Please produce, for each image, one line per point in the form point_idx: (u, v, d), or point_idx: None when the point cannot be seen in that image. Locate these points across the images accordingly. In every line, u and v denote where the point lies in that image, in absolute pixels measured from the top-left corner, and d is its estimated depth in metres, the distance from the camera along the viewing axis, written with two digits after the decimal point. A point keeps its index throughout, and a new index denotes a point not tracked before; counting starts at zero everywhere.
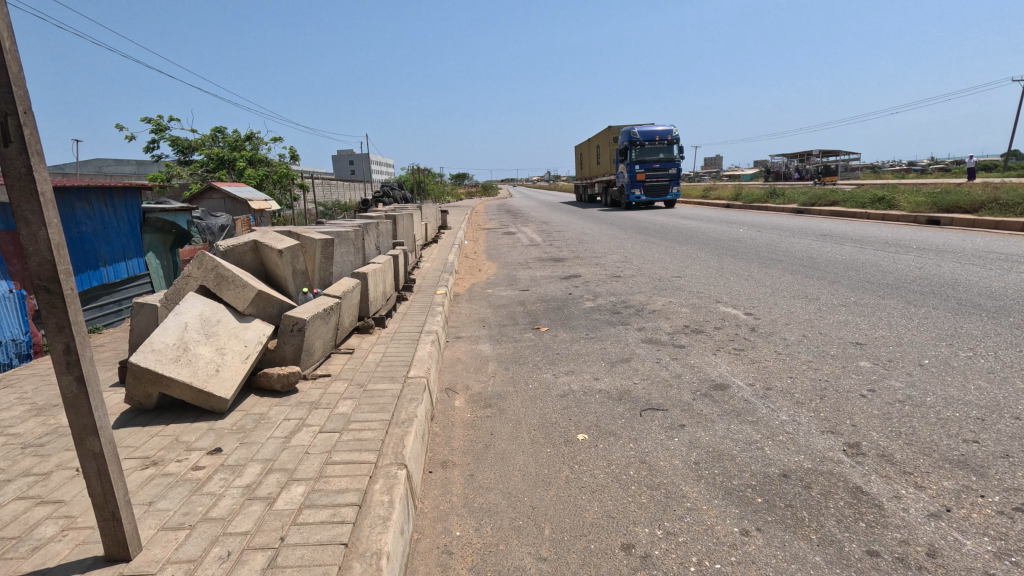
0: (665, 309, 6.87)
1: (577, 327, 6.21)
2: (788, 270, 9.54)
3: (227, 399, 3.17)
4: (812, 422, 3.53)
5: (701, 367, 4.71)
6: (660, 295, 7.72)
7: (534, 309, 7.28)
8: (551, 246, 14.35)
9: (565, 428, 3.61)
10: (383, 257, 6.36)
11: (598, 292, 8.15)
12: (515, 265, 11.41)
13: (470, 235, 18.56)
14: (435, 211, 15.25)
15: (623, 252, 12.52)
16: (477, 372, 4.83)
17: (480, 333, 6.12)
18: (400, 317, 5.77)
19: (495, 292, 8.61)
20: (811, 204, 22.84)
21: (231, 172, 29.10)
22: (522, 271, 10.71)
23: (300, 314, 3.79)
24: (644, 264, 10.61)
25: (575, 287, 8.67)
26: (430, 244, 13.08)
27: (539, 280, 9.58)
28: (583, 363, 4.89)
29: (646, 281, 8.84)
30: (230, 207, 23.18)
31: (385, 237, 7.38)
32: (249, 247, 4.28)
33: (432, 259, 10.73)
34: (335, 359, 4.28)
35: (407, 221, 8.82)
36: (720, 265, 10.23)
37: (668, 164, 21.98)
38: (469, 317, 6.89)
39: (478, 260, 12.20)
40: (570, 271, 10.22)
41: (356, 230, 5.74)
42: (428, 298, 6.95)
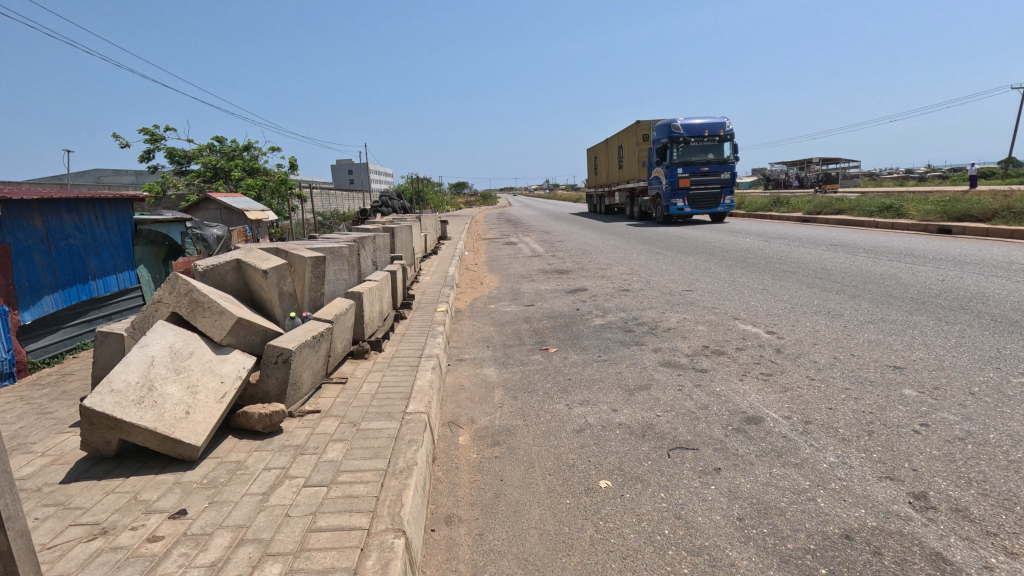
0: (681, 327, 6.46)
1: (588, 347, 5.80)
2: (803, 282, 9.14)
3: (197, 446, 2.75)
4: (866, 465, 3.11)
5: (728, 396, 4.30)
6: (673, 311, 7.32)
7: (540, 326, 6.87)
8: (554, 258, 13.94)
9: (584, 474, 3.19)
10: (381, 273, 5.94)
11: (607, 308, 7.74)
12: (519, 278, 11.01)
13: (470, 245, 18.19)
14: (435, 222, 14.89)
15: (629, 263, 12.12)
16: (482, 402, 4.41)
17: (484, 355, 5.71)
18: (399, 340, 5.35)
19: (499, 307, 8.19)
20: (817, 212, 22.48)
21: (228, 183, 28.80)
22: (526, 284, 10.31)
23: (285, 344, 3.38)
24: (652, 277, 10.20)
25: (583, 302, 8.26)
26: (431, 256, 12.69)
27: (544, 294, 9.18)
28: (598, 391, 4.48)
29: (656, 295, 8.45)
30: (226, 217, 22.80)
31: (383, 251, 6.97)
32: (230, 267, 3.87)
33: (433, 272, 10.33)
34: (326, 391, 3.86)
35: (406, 233, 8.42)
36: (732, 278, 9.83)
37: (718, 167, 19.44)
38: (472, 337, 6.48)
39: (480, 272, 11.81)
40: (576, 285, 9.83)
41: (351, 245, 5.33)
42: (428, 316, 6.53)
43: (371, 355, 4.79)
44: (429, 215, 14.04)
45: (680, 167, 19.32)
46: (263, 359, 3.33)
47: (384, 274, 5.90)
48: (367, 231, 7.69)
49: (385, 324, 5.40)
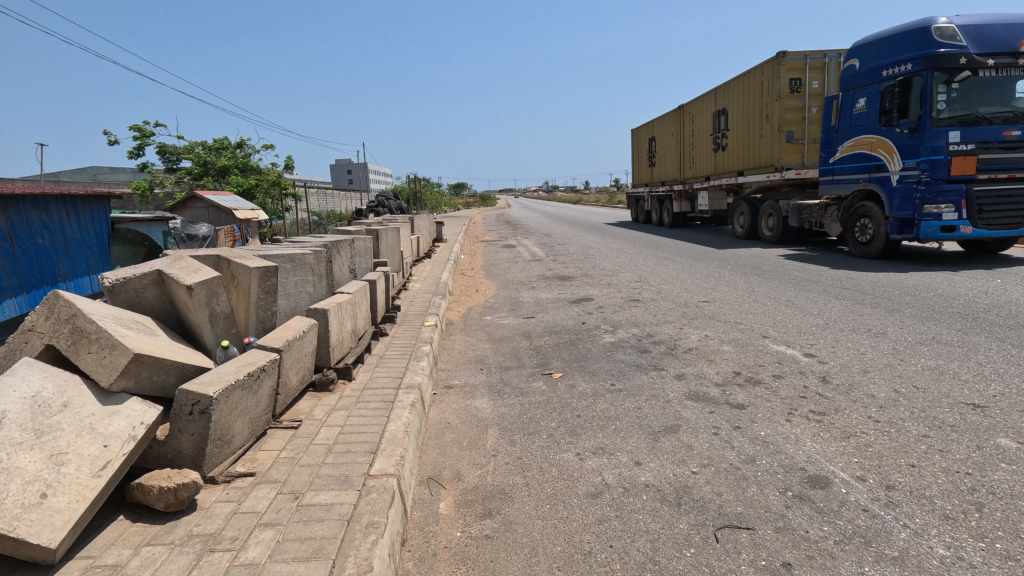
0: (704, 348, 5.61)
1: (599, 373, 4.95)
2: (830, 293, 8.33)
3: (49, 551, 1.88)
4: (992, 563, 2.28)
5: (778, 444, 3.45)
6: (692, 328, 6.48)
7: (542, 344, 6.01)
8: (556, 263, 13.06)
9: (605, 571, 2.35)
10: (357, 284, 5.08)
11: (617, 322, 6.89)
12: (518, 284, 10.18)
13: (467, 248, 17.33)
14: (430, 223, 14.09)
15: (637, 270, 11.27)
16: (471, 448, 3.56)
17: (476, 381, 4.84)
18: (376, 365, 4.48)
19: (495, 320, 7.33)
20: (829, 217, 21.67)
21: (220, 180, 28.03)
22: (525, 291, 9.50)
23: (205, 387, 2.51)
24: (663, 286, 9.35)
25: (589, 314, 7.44)
26: (423, 260, 11.88)
27: (546, 304, 8.35)
28: (616, 437, 3.63)
29: (670, 307, 7.60)
30: (214, 216, 21.93)
31: (363, 257, 6.09)
32: (150, 280, 3.03)
33: (424, 278, 9.46)
34: (270, 443, 2.99)
35: (392, 236, 7.53)
36: (750, 288, 9.02)
37: None
38: (464, 357, 5.62)
39: (476, 278, 10.99)
40: (581, 293, 9.01)
41: (318, 251, 4.46)
42: (413, 333, 5.65)
43: (338, 386, 3.93)
44: (423, 216, 13.17)
45: (956, 127, 9.03)
46: (174, 408, 2.47)
47: (361, 285, 5.02)
48: (348, 233, 6.81)
49: (359, 346, 4.54)
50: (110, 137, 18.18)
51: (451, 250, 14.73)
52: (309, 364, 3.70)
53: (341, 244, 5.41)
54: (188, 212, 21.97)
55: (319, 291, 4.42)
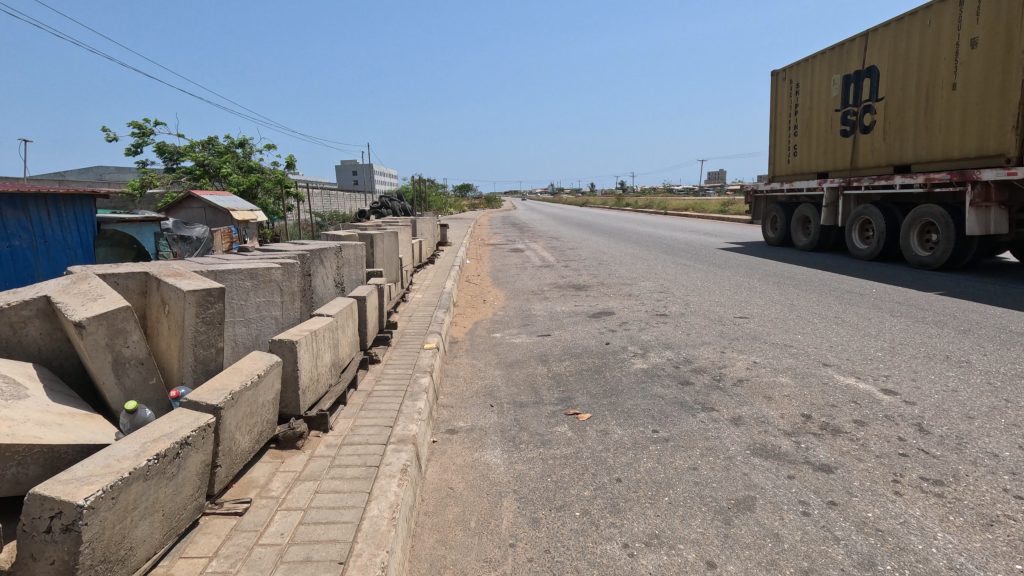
0: (757, 380, 4.72)
1: (637, 414, 4.05)
2: (880, 308, 7.44)
3: None
4: None
5: (898, 535, 2.54)
6: (736, 351, 5.58)
7: (563, 372, 5.11)
8: (568, 269, 12.18)
9: None
10: (342, 302, 4.19)
11: (646, 343, 5.99)
12: (529, 294, 9.33)
13: (472, 252, 16.50)
14: (434, 227, 13.27)
15: (658, 278, 10.41)
16: (480, 533, 2.67)
17: (486, 424, 3.95)
18: (361, 408, 3.59)
19: (506, 338, 6.44)
20: None
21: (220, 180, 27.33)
22: (538, 302, 8.64)
23: (74, 489, 1.65)
24: (691, 298, 8.44)
25: (612, 331, 6.57)
26: (426, 266, 11.06)
27: (562, 318, 7.48)
28: (673, 519, 2.74)
29: (705, 326, 6.70)
30: (211, 217, 21.18)
31: (353, 267, 5.20)
32: (31, 313, 2.63)
33: (426, 287, 8.58)
34: (198, 543, 2.13)
35: (388, 241, 6.65)
36: (788, 301, 8.12)
37: None
38: (470, 388, 4.73)
39: (483, 286, 10.15)
40: (600, 305, 8.14)
41: (292, 263, 3.57)
42: (411, 358, 4.76)
43: (309, 442, 3.05)
44: (426, 219, 12.31)
45: None
46: (26, 523, 1.62)
47: (347, 303, 4.13)
48: (338, 239, 5.93)
49: (343, 381, 3.65)
50: (109, 134, 17.43)
51: (456, 254, 13.87)
52: (269, 416, 2.82)
53: (324, 253, 4.53)
54: (184, 212, 21.23)
55: (291, 315, 3.54)
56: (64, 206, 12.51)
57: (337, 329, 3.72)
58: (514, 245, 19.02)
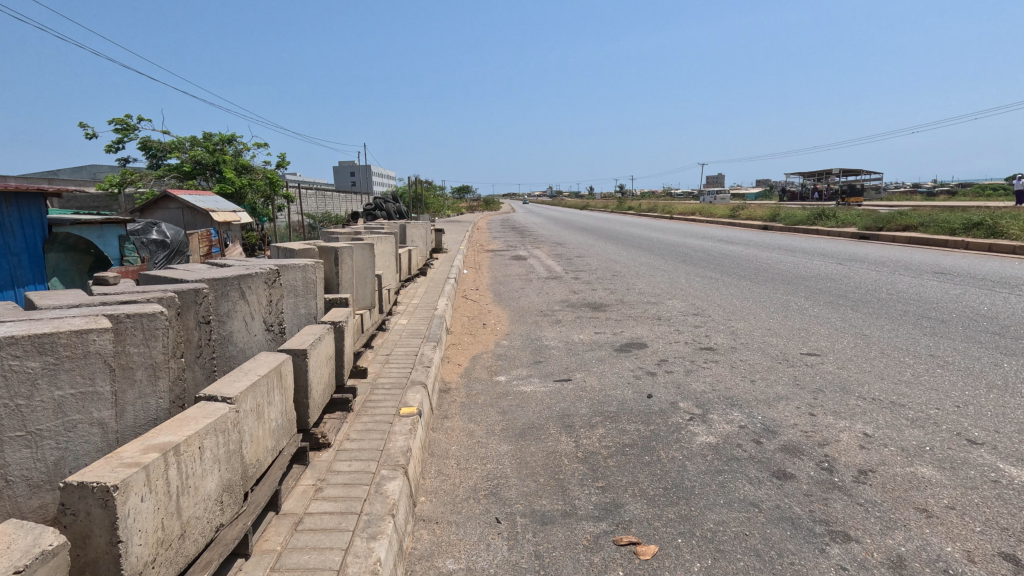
0: (887, 471, 3.21)
1: (728, 547, 2.56)
2: (984, 342, 5.91)
3: None
4: None
5: None
6: (830, 413, 4.09)
7: (597, 449, 3.61)
8: (580, 283, 10.66)
9: None
10: (264, 363, 2.66)
11: (702, 396, 4.49)
12: (537, 315, 7.85)
13: (470, 260, 14.96)
14: (428, 232, 11.82)
15: (687, 297, 8.90)
16: None
17: (489, 569, 2.44)
18: (273, 567, 2.06)
19: (513, 385, 4.93)
20: (877, 228, 19.41)
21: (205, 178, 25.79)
22: (548, 326, 7.15)
23: None
24: (735, 326, 6.95)
25: (649, 376, 5.06)
26: (416, 279, 9.59)
27: (580, 351, 6.00)
28: None
29: (770, 368, 5.22)
30: (189, 219, 19.64)
31: (298, 298, 3.69)
32: None
33: (413, 309, 7.07)
34: None
35: (361, 257, 5.13)
36: (858, 330, 6.60)
37: None
38: (466, 482, 3.21)
39: (481, 304, 8.67)
40: (625, 334, 6.63)
41: (141, 317, 2.12)
42: (378, 437, 3.23)
43: None
44: (418, 224, 10.78)
45: None
46: None
47: (274, 367, 2.63)
48: (289, 255, 4.43)
49: (246, 515, 2.13)
50: (87, 130, 16.08)
51: (452, 264, 12.37)
52: None
53: (246, 283, 3.02)
54: (160, 213, 19.68)
55: (140, 406, 2.18)
56: (6, 207, 11.02)
57: (238, 422, 2.21)
58: (516, 251, 17.56)
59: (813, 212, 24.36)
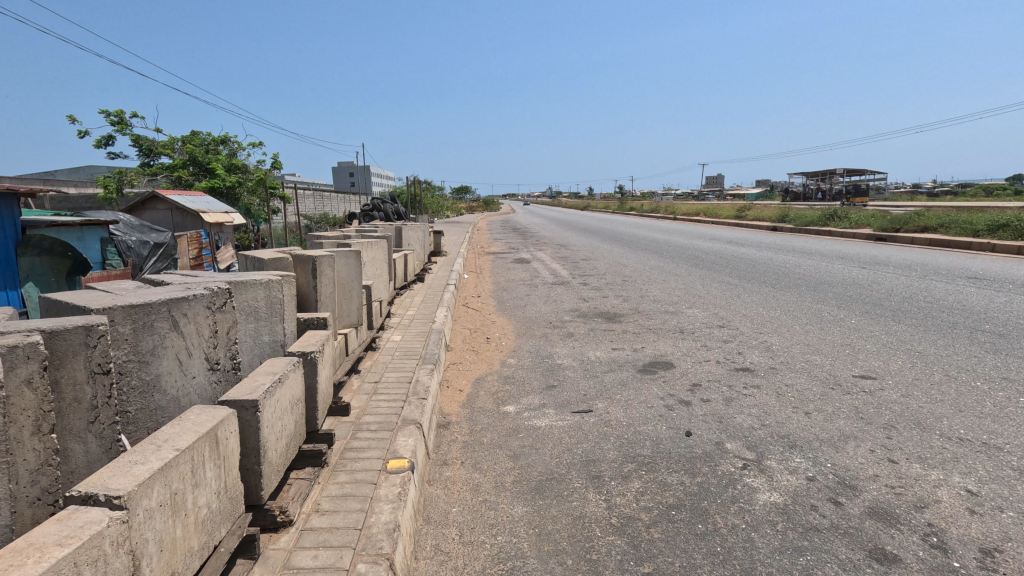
0: (1019, 552, 2.46)
1: None
2: None
3: None
4: None
5: None
6: (914, 459, 3.36)
7: (635, 512, 2.87)
8: (590, 290, 9.92)
9: None
10: (193, 425, 1.93)
11: (752, 435, 3.76)
12: (545, 327, 7.12)
13: (471, 264, 14.23)
14: (426, 235, 11.10)
15: (709, 306, 8.18)
16: None
17: None
18: None
19: (524, 417, 4.20)
20: (894, 229, 18.72)
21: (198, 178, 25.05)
22: (560, 340, 6.43)
23: None
24: (769, 340, 6.23)
25: (683, 405, 4.33)
26: (412, 286, 8.86)
27: (598, 371, 5.27)
28: None
29: (822, 394, 4.50)
30: (179, 220, 18.90)
31: (259, 322, 2.95)
32: None
33: (408, 323, 6.32)
34: None
35: (346, 267, 4.40)
36: (911, 347, 5.85)
37: None
38: (471, 566, 2.47)
39: (483, 314, 7.94)
40: (647, 351, 5.91)
41: None
42: (356, 507, 2.49)
43: None
44: (415, 226, 10.03)
45: None
46: None
47: (206, 433, 1.88)
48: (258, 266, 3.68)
49: None
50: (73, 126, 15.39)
51: (452, 268, 11.63)
52: None
53: (180, 310, 2.27)
54: (149, 215, 18.94)
55: None
56: None
57: (132, 535, 1.47)
58: (519, 254, 16.86)
59: (824, 212, 23.64)
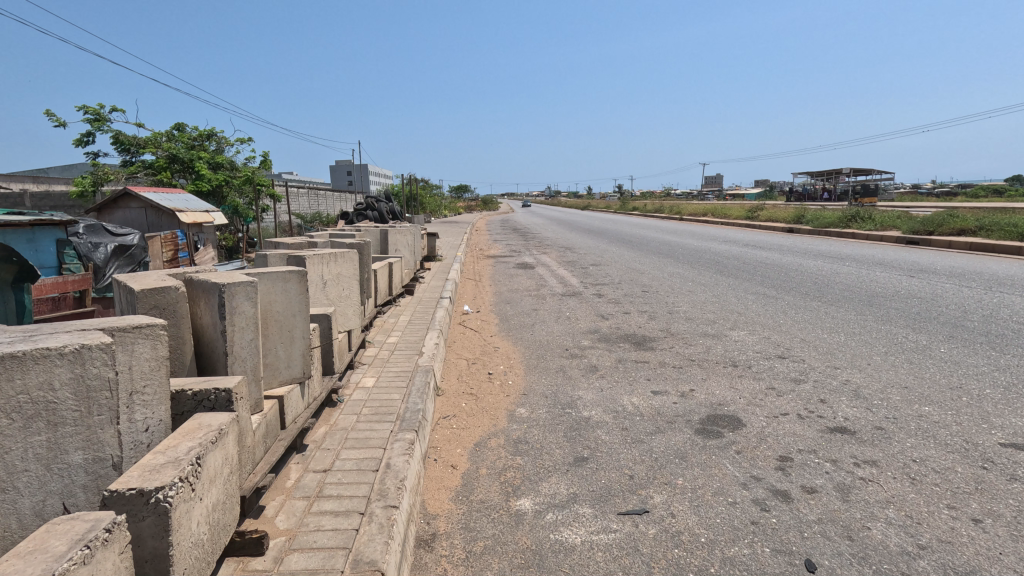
0: None
1: None
2: None
3: None
4: None
5: None
6: None
7: None
8: (607, 304, 8.55)
9: None
10: None
11: (916, 572, 2.36)
12: (560, 357, 5.74)
13: (470, 270, 12.83)
14: (418, 239, 9.73)
15: (756, 329, 6.79)
16: None
17: None
18: None
19: (547, 524, 2.78)
20: (926, 231, 17.34)
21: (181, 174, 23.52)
22: (581, 378, 5.05)
23: None
24: (853, 380, 4.84)
25: (779, 502, 2.95)
26: (399, 300, 7.46)
27: (640, 432, 3.89)
28: None
29: (979, 481, 3.09)
30: (154, 219, 17.42)
31: (63, 425, 1.80)
32: None
33: (387, 356, 4.92)
34: None
35: (283, 295, 2.99)
36: None
37: None
38: None
39: (483, 337, 6.55)
40: (697, 397, 4.52)
41: None
42: None
43: None
44: (403, 228, 8.61)
45: None
46: None
47: None
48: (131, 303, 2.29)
49: None
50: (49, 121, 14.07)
51: (447, 277, 10.22)
52: None
53: None
54: (121, 214, 17.44)
55: None
56: None
57: None
58: (523, 258, 15.47)
59: (844, 212, 22.27)
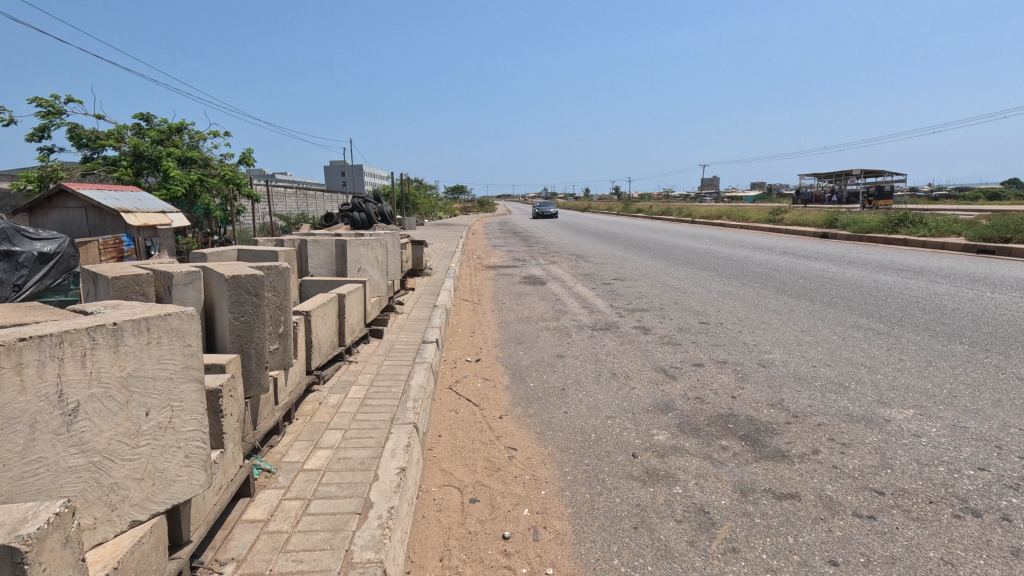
0: None
1: None
2: None
3: None
4: None
5: None
6: None
7: None
8: (663, 347, 5.97)
9: None
10: None
11: None
12: (630, 482, 3.16)
13: (468, 287, 10.23)
14: (395, 252, 7.12)
15: (927, 407, 4.19)
16: None
17: None
18: None
19: None
20: (1000, 236, 14.81)
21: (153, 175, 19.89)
22: (690, 559, 2.49)
23: None
24: None
25: None
26: (356, 350, 4.85)
27: None
28: None
29: None
30: (95, 221, 14.38)
31: None
32: None
33: (290, 527, 2.30)
34: None
35: None
36: None
37: None
38: None
39: (488, 426, 3.93)
40: None
41: None
42: None
43: None
44: (371, 239, 6.00)
45: None
46: None
47: None
48: None
49: None
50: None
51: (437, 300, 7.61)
52: None
53: None
54: (58, 215, 14.67)
55: None
56: None
57: None
58: (533, 269, 12.87)
59: (887, 215, 19.74)
